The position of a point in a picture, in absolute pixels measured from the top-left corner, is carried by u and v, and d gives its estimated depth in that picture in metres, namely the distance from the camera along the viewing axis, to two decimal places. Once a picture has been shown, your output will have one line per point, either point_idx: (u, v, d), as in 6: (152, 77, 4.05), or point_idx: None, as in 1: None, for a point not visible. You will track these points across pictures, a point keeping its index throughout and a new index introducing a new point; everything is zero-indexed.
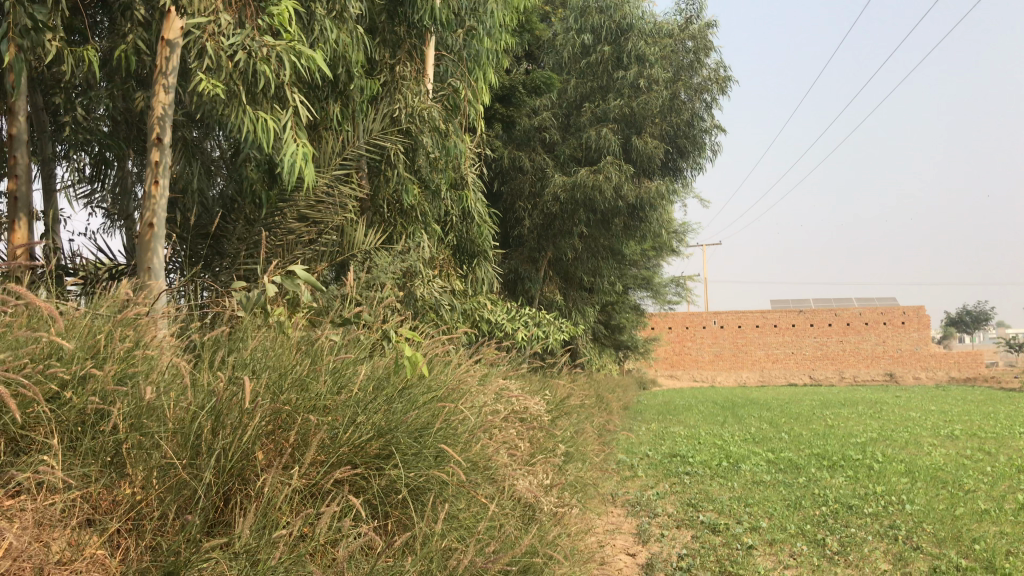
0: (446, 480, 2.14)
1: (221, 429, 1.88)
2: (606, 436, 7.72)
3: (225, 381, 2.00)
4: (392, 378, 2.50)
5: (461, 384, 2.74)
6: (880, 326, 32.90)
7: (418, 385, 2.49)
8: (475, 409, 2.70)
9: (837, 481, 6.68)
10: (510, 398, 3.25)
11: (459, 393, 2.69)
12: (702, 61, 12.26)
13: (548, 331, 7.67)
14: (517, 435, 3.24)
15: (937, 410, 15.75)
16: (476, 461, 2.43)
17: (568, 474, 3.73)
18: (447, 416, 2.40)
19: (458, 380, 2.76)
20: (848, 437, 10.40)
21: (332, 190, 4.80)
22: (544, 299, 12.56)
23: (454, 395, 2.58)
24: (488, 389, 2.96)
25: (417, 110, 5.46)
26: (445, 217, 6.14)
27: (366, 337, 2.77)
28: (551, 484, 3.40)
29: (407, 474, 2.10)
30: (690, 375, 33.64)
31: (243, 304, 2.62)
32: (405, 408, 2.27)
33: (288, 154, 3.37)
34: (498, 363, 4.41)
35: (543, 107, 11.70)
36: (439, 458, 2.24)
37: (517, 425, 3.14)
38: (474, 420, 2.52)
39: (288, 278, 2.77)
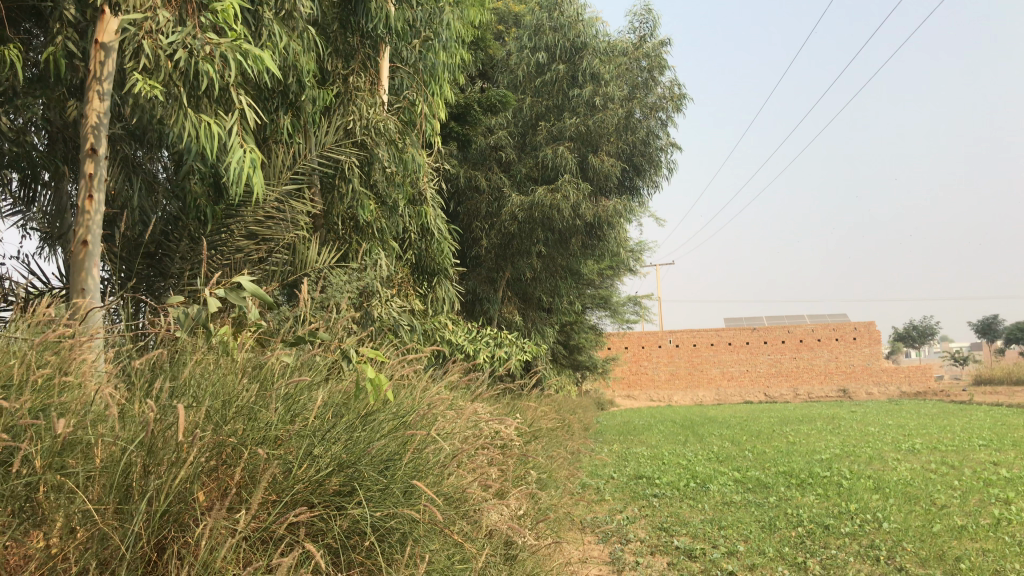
0: (416, 518, 1.89)
1: (152, 469, 1.63)
2: (571, 458, 7.52)
3: (159, 411, 1.75)
4: (355, 402, 2.25)
5: (429, 409, 2.51)
6: (832, 342, 33.32)
7: (382, 411, 2.23)
8: (447, 434, 2.46)
9: (808, 500, 6.55)
10: (478, 422, 3.02)
11: (429, 418, 2.46)
12: (657, 78, 12.24)
13: (510, 351, 7.46)
14: (490, 463, 3.01)
15: (896, 424, 15.84)
16: (450, 494, 2.19)
17: (541, 502, 3.52)
18: (416, 446, 2.15)
19: (426, 403, 2.54)
20: (812, 454, 10.33)
21: (283, 206, 4.55)
22: (503, 319, 12.35)
23: (423, 421, 2.35)
24: (458, 411, 2.73)
25: (373, 122, 5.23)
26: (402, 235, 5.88)
27: (322, 359, 2.53)
28: (521, 515, 3.16)
29: (372, 513, 1.84)
30: (648, 394, 33.64)
31: (180, 320, 2.28)
32: (368, 437, 2.02)
33: (235, 161, 3.10)
34: (463, 387, 4.17)
35: (498, 125, 11.56)
36: (407, 493, 1.99)
37: (490, 452, 2.92)
38: (446, 449, 2.28)
39: (233, 291, 2.50)
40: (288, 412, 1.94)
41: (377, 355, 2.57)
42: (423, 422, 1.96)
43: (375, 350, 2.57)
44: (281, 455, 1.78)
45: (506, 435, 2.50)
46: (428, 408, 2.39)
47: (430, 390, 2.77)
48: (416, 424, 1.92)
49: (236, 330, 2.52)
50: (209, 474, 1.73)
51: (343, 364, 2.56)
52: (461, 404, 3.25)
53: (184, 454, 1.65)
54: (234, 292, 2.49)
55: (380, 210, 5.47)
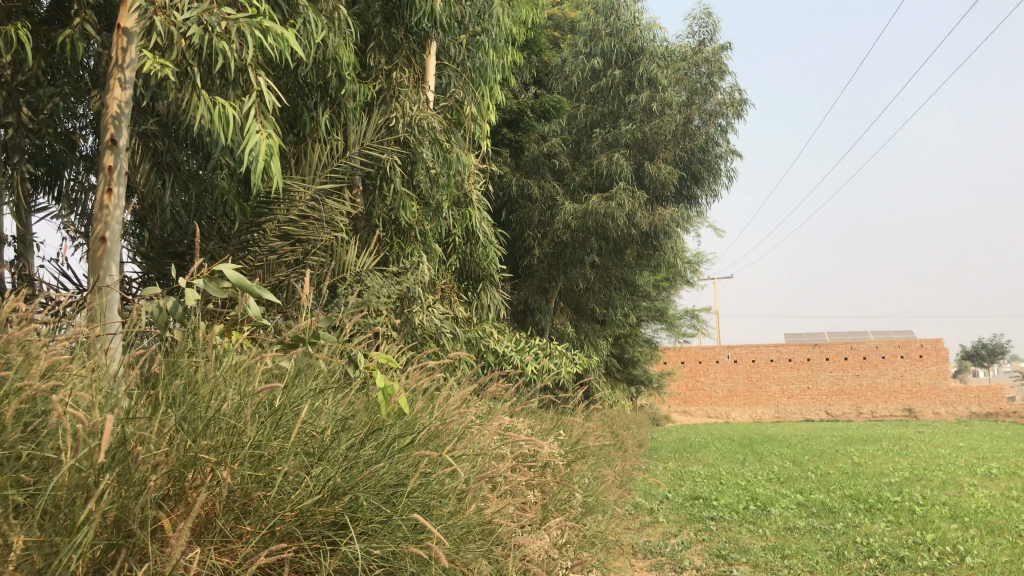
0: (420, 560, 1.63)
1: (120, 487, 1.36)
2: (622, 476, 7.16)
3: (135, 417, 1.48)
4: (363, 414, 1.99)
5: (452, 427, 2.23)
6: (898, 360, 32.17)
7: (393, 427, 1.97)
8: (465, 460, 2.18)
9: (880, 528, 6.08)
10: (504, 444, 2.73)
11: (446, 437, 2.18)
12: (717, 84, 11.80)
13: (560, 363, 7.14)
14: (526, 488, 2.70)
15: (969, 447, 15.01)
16: (469, 528, 1.91)
17: (586, 529, 3.19)
18: (428, 471, 1.88)
19: (446, 417, 2.25)
20: (880, 476, 9.77)
21: (318, 207, 4.32)
22: (555, 331, 12.01)
23: (441, 441, 2.07)
24: (482, 430, 2.44)
25: (416, 119, 4.93)
26: (446, 238, 5.61)
27: (332, 365, 2.29)
28: (560, 545, 2.85)
29: (369, 553, 1.58)
30: (704, 411, 32.83)
31: (155, 318, 2.11)
32: (372, 459, 1.76)
33: (251, 147, 3.02)
34: (499, 402, 3.89)
35: (552, 132, 11.26)
36: (415, 529, 1.72)
37: (524, 475, 2.62)
38: (467, 474, 2.00)
39: (212, 282, 2.22)
40: (280, 427, 1.66)
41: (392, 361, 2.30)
42: (439, 448, 1.68)
43: (389, 356, 2.29)
44: (266, 479, 1.54)
45: (539, 455, 2.22)
46: (446, 424, 2.11)
47: (455, 403, 2.48)
48: (429, 448, 1.64)
49: (236, 331, 2.24)
50: (174, 499, 1.47)
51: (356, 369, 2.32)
52: (489, 419, 2.97)
53: (141, 474, 1.37)
54: (215, 282, 2.27)
55: (423, 212, 5.19)
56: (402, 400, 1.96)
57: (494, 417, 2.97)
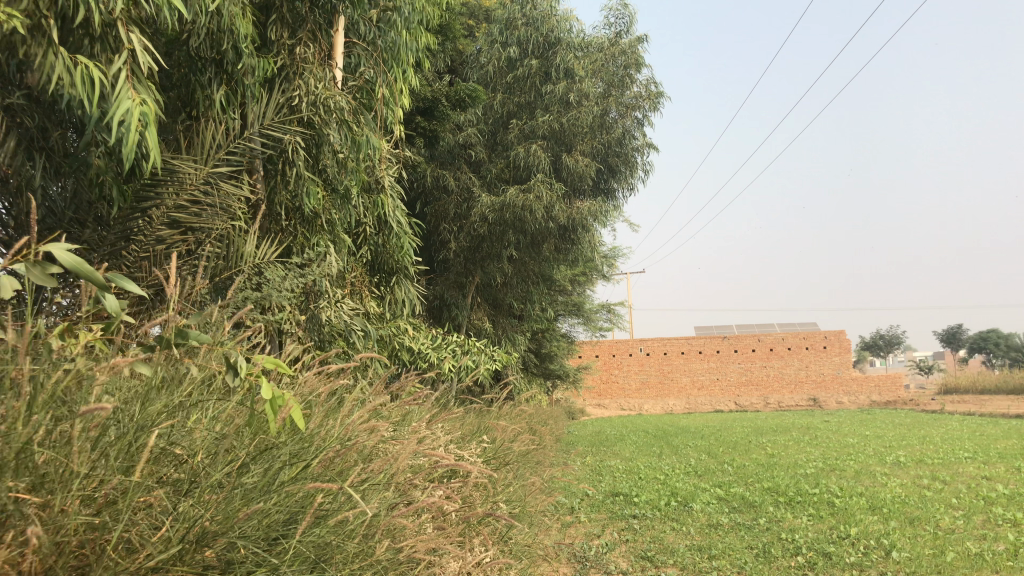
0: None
1: None
2: (542, 475, 6.93)
3: None
4: (244, 433, 1.75)
5: (352, 450, 1.99)
6: (803, 351, 33.14)
7: (279, 447, 1.75)
8: (363, 487, 1.94)
9: (803, 523, 6.01)
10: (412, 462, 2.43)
11: (341, 463, 1.94)
12: (633, 76, 11.67)
13: (478, 361, 6.85)
14: (445, 508, 2.41)
15: (875, 436, 15.43)
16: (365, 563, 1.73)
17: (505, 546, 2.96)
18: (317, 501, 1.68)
19: (345, 437, 1.98)
20: (796, 468, 9.83)
21: (211, 193, 3.95)
22: (472, 326, 11.72)
23: (336, 467, 1.85)
24: (387, 451, 2.16)
25: (322, 98, 4.54)
26: (356, 228, 5.20)
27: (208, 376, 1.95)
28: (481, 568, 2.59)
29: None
30: (618, 403, 33.14)
31: None
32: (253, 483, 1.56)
33: (122, 111, 2.71)
34: (414, 409, 3.60)
35: (468, 123, 10.93)
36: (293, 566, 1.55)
37: (443, 494, 2.32)
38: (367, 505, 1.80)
39: (38, 266, 1.77)
40: (135, 449, 1.44)
41: (279, 369, 1.94)
42: (332, 483, 1.47)
43: (276, 363, 1.95)
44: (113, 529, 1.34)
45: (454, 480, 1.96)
46: (345, 448, 1.84)
47: (356, 419, 2.18)
48: (322, 484, 1.42)
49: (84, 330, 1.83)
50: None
51: (233, 378, 1.88)
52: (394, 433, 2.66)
53: None
54: (42, 264, 1.79)
55: (330, 199, 4.81)
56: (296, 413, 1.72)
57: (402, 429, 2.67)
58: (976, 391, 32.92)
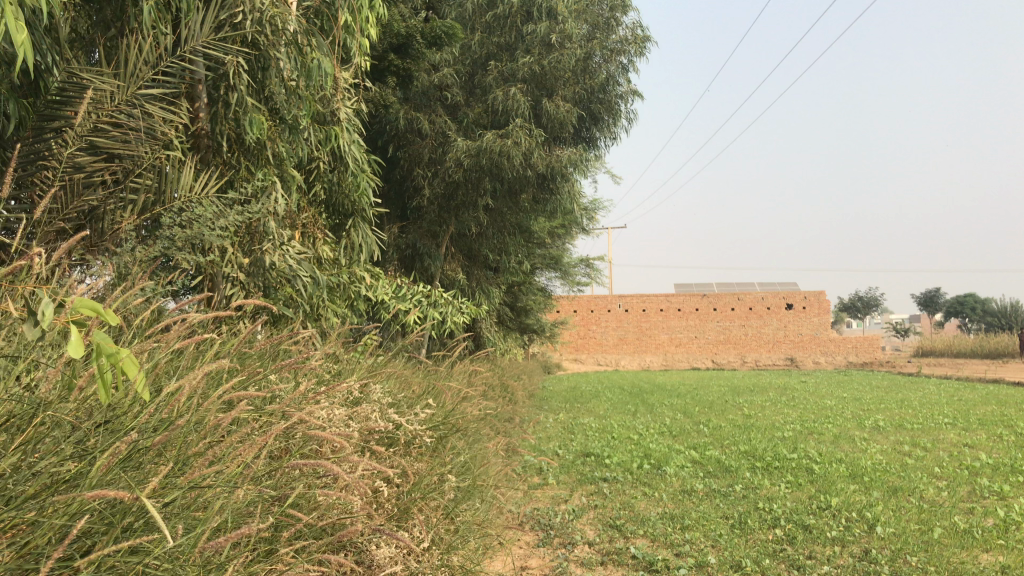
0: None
1: None
2: (508, 434, 6.60)
3: None
4: (59, 425, 1.55)
5: (201, 439, 1.74)
6: (781, 311, 33.04)
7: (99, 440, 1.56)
8: (200, 496, 1.61)
9: (780, 491, 5.71)
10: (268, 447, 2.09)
11: (183, 449, 1.70)
12: (619, 19, 11.09)
13: (445, 314, 6.47)
14: (354, 502, 2.02)
15: (852, 398, 15.26)
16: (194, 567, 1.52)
17: (447, 530, 2.61)
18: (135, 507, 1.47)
19: (189, 429, 1.74)
20: (772, 430, 9.56)
21: (136, 114, 3.47)
22: (445, 277, 11.31)
23: (175, 462, 1.64)
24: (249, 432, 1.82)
25: (268, 16, 3.98)
26: (308, 163, 4.73)
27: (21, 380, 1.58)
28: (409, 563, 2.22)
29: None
30: (595, 359, 33.01)
31: None
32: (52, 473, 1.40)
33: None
34: (346, 370, 3.27)
35: (444, 62, 10.36)
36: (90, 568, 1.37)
37: (353, 486, 1.92)
38: (204, 510, 1.58)
39: None
40: None
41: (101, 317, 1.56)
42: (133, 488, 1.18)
43: (94, 309, 1.49)
44: None
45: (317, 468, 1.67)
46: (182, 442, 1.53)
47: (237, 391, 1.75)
48: (109, 493, 1.11)
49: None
50: None
51: (33, 330, 1.51)
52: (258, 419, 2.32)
53: None
54: None
55: (276, 129, 4.34)
56: (138, 377, 1.47)
57: (314, 399, 2.28)
58: (950, 354, 33.03)
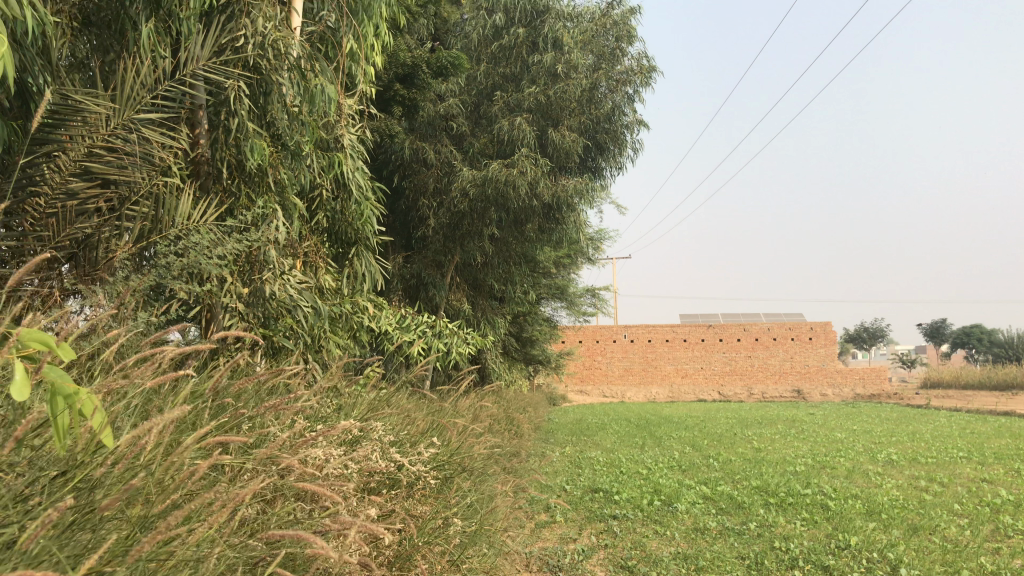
0: None
1: None
2: (514, 469, 6.43)
3: None
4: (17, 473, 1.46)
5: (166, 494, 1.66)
6: (788, 341, 32.81)
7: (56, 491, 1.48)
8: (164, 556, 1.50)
9: (796, 529, 5.52)
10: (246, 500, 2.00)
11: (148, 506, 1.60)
12: (625, 49, 11.05)
13: (450, 345, 6.33)
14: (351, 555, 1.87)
15: (863, 431, 15.02)
16: None
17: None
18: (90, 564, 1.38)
19: (154, 485, 1.65)
20: (784, 465, 9.36)
21: (132, 139, 3.35)
22: (450, 308, 11.18)
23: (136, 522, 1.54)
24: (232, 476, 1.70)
25: (270, 40, 3.89)
26: (311, 191, 4.62)
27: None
28: None
29: None
30: (600, 390, 32.75)
31: None
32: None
33: None
34: (345, 407, 3.11)
35: (450, 92, 10.33)
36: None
37: (350, 538, 1.77)
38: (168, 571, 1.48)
39: None
40: None
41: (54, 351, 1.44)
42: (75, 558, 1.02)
43: (43, 342, 1.37)
44: None
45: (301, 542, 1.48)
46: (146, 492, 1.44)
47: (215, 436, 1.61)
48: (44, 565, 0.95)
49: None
50: None
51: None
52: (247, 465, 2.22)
53: None
54: None
55: (278, 155, 4.23)
56: (93, 413, 1.37)
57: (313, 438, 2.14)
58: (959, 385, 32.70)
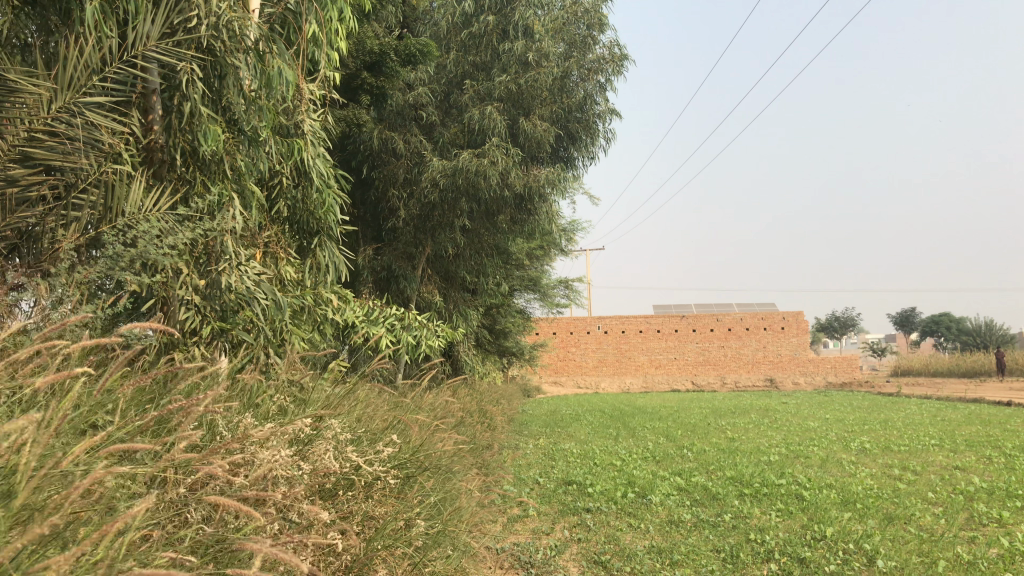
0: None
1: None
2: (486, 463, 6.33)
3: None
4: None
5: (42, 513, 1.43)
6: (760, 331, 32.99)
7: None
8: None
9: (771, 520, 5.46)
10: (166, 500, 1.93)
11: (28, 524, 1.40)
12: (597, 37, 10.91)
13: (419, 337, 6.20)
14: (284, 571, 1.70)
15: (835, 419, 15.08)
16: None
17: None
18: None
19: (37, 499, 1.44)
20: (758, 454, 9.32)
21: (75, 123, 3.17)
22: (422, 300, 11.04)
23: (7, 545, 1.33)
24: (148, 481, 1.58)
25: (224, 20, 3.72)
26: (271, 178, 4.46)
27: None
28: None
29: None
30: (574, 381, 32.77)
31: None
32: None
33: None
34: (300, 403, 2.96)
35: (419, 81, 10.16)
36: None
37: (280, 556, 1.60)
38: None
39: None
40: None
41: None
42: None
43: None
44: None
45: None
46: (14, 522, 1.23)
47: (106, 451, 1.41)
48: None
49: None
50: None
51: None
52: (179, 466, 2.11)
53: None
54: None
55: (235, 140, 4.07)
56: None
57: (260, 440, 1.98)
58: (928, 373, 33.08)
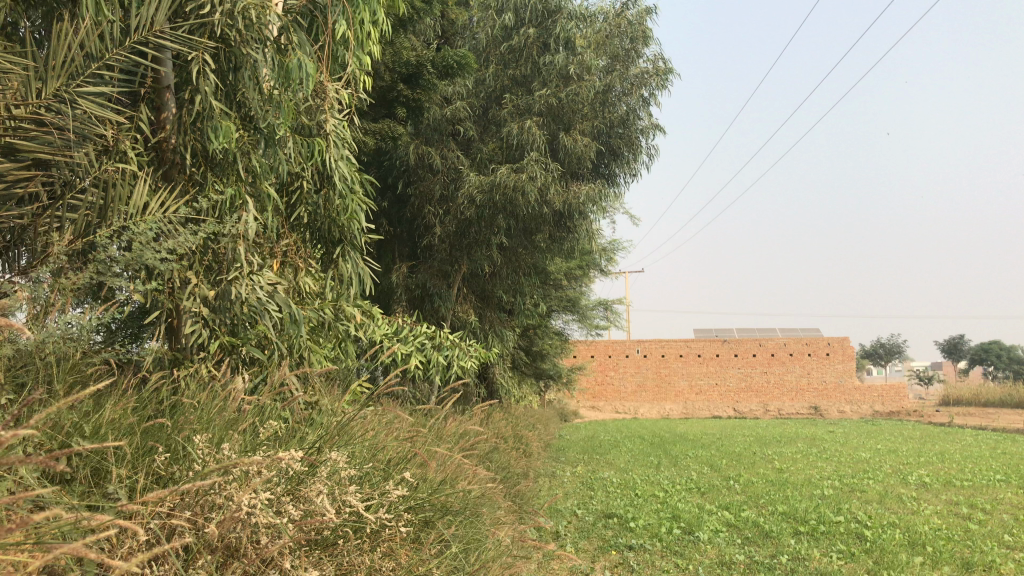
0: None
1: None
2: (520, 493, 5.90)
3: None
4: None
5: None
6: (804, 357, 32.10)
7: None
8: None
9: (833, 564, 4.95)
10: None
11: None
12: (641, 50, 10.50)
13: (452, 358, 5.81)
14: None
15: (888, 451, 14.34)
16: None
17: None
18: None
19: None
20: (811, 488, 8.75)
21: (65, 112, 2.84)
22: (457, 319, 10.68)
23: None
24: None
25: (240, 5, 3.40)
26: (291, 182, 4.14)
27: None
28: None
29: None
30: (612, 406, 32.21)
31: None
32: None
33: None
34: (303, 427, 2.59)
35: (457, 95, 9.86)
36: None
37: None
38: None
39: None
40: None
41: None
42: None
43: None
44: None
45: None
46: None
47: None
48: None
49: None
50: None
51: None
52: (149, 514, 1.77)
53: None
54: None
55: (250, 138, 3.75)
56: None
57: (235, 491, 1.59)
58: (980, 403, 31.86)
